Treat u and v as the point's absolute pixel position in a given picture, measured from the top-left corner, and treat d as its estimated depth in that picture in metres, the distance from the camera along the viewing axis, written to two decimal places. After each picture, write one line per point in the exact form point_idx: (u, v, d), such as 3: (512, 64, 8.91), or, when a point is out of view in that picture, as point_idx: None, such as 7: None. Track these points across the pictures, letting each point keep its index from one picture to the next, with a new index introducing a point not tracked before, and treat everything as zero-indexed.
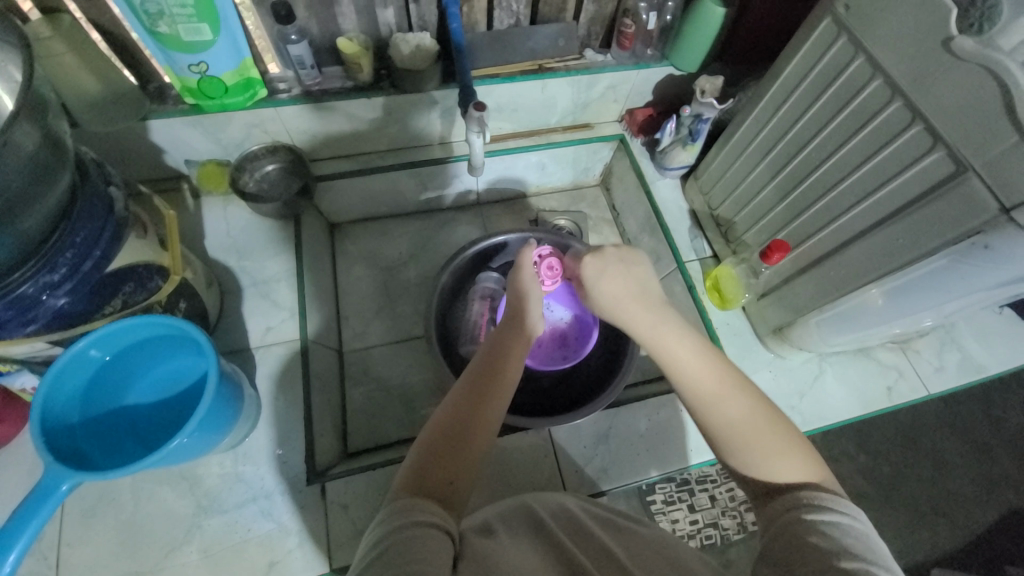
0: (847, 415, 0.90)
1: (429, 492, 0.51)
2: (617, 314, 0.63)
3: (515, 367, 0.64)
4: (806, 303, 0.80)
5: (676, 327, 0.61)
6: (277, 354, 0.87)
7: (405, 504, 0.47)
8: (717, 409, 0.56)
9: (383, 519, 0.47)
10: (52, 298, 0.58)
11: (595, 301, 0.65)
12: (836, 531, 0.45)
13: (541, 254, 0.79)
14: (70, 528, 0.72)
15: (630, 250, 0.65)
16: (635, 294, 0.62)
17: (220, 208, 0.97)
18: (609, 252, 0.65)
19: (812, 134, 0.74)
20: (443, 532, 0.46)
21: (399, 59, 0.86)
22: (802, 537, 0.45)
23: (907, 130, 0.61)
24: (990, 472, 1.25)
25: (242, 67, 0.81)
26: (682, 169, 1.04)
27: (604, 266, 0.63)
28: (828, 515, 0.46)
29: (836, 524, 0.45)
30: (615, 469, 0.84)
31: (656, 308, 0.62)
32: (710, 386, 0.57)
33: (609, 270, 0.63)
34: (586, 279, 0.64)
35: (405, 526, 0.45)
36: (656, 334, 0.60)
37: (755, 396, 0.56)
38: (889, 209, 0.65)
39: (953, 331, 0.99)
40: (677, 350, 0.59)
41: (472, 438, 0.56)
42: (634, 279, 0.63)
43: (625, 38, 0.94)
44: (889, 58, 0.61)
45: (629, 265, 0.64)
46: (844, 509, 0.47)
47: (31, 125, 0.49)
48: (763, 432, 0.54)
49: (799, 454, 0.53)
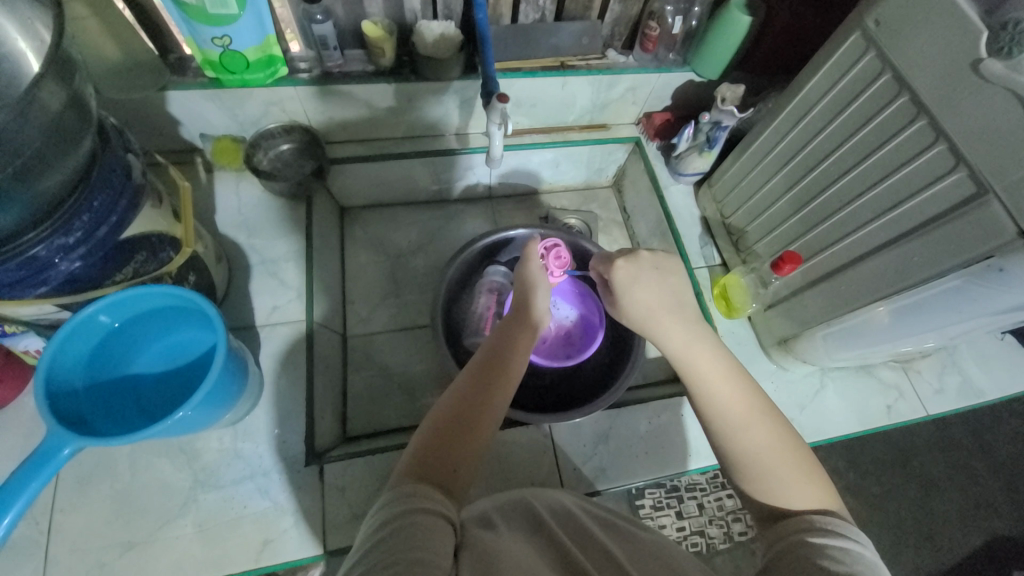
0: (846, 430, 0.90)
1: (433, 479, 0.51)
2: (650, 324, 0.62)
3: (521, 361, 0.64)
4: (814, 316, 0.81)
5: (708, 345, 0.61)
6: (282, 334, 0.87)
7: (409, 490, 0.48)
8: (739, 429, 0.56)
9: (385, 504, 0.47)
10: (65, 262, 0.57)
11: (626, 310, 0.64)
12: (843, 555, 0.45)
13: (547, 245, 0.77)
14: (66, 493, 0.72)
15: (666, 258, 0.64)
16: (670, 307, 0.62)
17: (232, 184, 0.97)
18: (645, 258, 0.63)
19: (832, 148, 0.74)
20: (445, 520, 0.46)
21: (422, 46, 0.86)
22: (812, 558, 0.45)
23: (930, 149, 0.61)
24: (978, 498, 1.26)
25: (266, 44, 0.81)
26: (697, 175, 1.04)
27: (641, 276, 0.62)
28: (839, 540, 0.47)
29: (845, 550, 0.46)
30: (613, 470, 0.84)
31: (690, 323, 0.61)
32: (735, 406, 0.57)
33: (645, 277, 0.62)
34: (617, 285, 0.63)
35: (407, 514, 0.45)
36: (687, 351, 0.60)
37: (777, 421, 0.57)
38: (905, 227, 0.65)
39: (956, 354, 0.99)
40: (706, 368, 0.59)
41: (475, 429, 0.56)
42: (671, 293, 0.62)
43: (648, 41, 0.94)
44: (917, 76, 0.61)
45: (664, 275, 0.63)
46: (852, 535, 0.47)
47: (56, 85, 0.49)
48: (782, 457, 0.54)
49: (814, 481, 0.53)
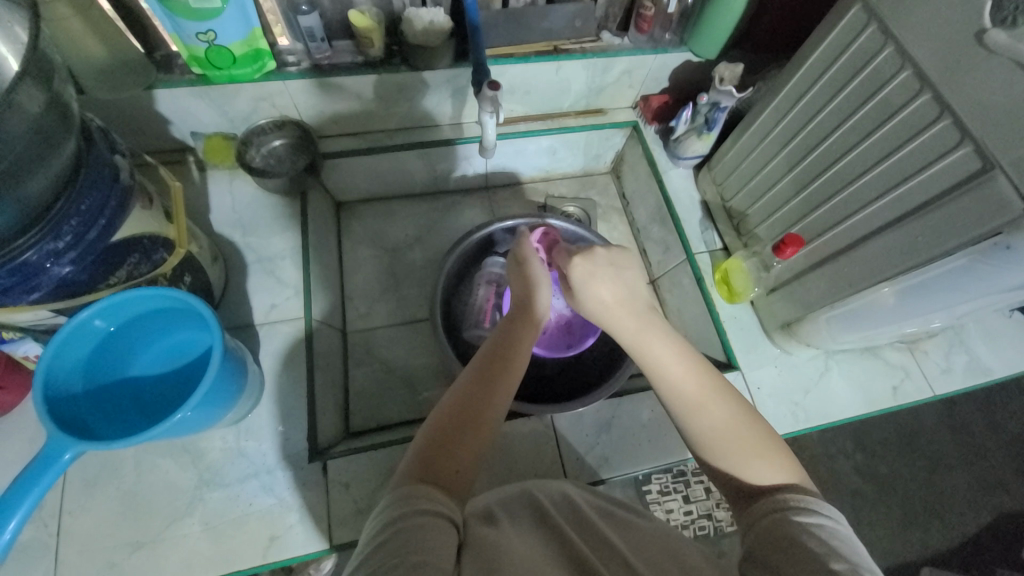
0: (852, 413, 0.89)
1: (436, 480, 0.50)
2: (605, 315, 0.61)
3: (521, 357, 0.63)
4: (817, 300, 0.79)
5: (662, 333, 0.60)
6: (282, 332, 0.86)
7: (410, 492, 0.47)
8: (703, 416, 0.56)
9: (388, 506, 0.47)
10: (57, 266, 0.57)
11: (583, 304, 0.63)
12: (818, 531, 0.45)
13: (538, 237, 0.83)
14: (72, 496, 0.73)
15: (622, 253, 0.64)
16: (624, 297, 0.61)
17: (225, 182, 0.96)
18: (599, 253, 0.63)
19: (835, 124, 0.72)
20: (447, 520, 0.46)
21: (412, 35, 0.83)
22: (792, 536, 0.45)
23: (935, 124, 0.58)
24: (985, 474, 1.25)
25: (251, 38, 0.79)
26: (696, 158, 1.02)
27: (595, 270, 0.61)
28: (815, 517, 0.46)
29: (822, 526, 0.45)
30: (616, 459, 0.83)
31: (643, 312, 0.60)
32: (694, 393, 0.57)
33: (600, 272, 0.61)
34: (574, 282, 0.62)
35: (410, 515, 0.45)
36: (644, 340, 0.59)
37: (737, 403, 0.57)
38: (908, 206, 0.63)
39: (962, 332, 0.98)
40: (663, 356, 0.58)
41: (477, 427, 0.56)
42: (626, 285, 0.62)
43: (643, 22, 0.92)
44: (920, 49, 0.59)
45: (619, 269, 0.62)
46: (827, 512, 0.47)
47: (35, 87, 0.48)
48: (745, 440, 0.54)
49: (780, 459, 0.53)
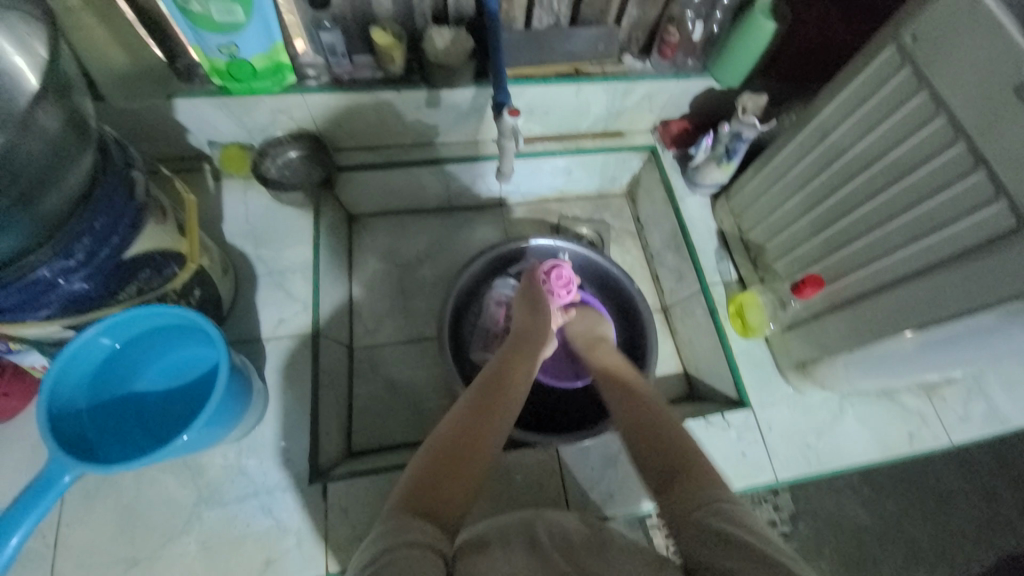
0: (865, 458, 0.87)
1: (428, 511, 0.49)
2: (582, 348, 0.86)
3: (515, 395, 0.65)
4: (835, 342, 0.77)
5: (620, 365, 0.81)
6: (288, 347, 0.86)
7: (399, 522, 0.46)
8: (643, 426, 0.67)
9: (378, 538, 0.45)
10: (67, 283, 0.57)
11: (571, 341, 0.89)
12: (738, 521, 0.49)
13: (548, 268, 0.90)
14: (71, 509, 0.72)
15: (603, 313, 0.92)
16: (595, 338, 0.87)
17: (239, 192, 0.96)
18: (586, 312, 0.91)
19: (863, 166, 0.70)
20: (435, 552, 0.44)
21: (433, 53, 0.83)
22: (703, 517, 0.50)
23: (966, 177, 0.57)
24: (993, 514, 1.22)
25: (273, 52, 0.78)
26: (714, 187, 1.01)
27: (579, 318, 0.90)
28: (726, 505, 0.52)
29: (730, 511, 0.51)
30: (621, 495, 0.82)
31: (609, 351, 0.84)
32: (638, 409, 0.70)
33: (583, 321, 0.90)
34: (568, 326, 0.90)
35: (399, 546, 0.43)
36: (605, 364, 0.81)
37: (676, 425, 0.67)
38: (936, 257, 0.61)
39: (982, 379, 0.95)
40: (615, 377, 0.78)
41: (472, 454, 0.56)
42: (600, 332, 0.88)
43: (666, 47, 0.90)
44: (956, 97, 0.57)
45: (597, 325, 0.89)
46: (736, 502, 0.52)
47: (54, 105, 0.49)
48: (677, 446, 0.62)
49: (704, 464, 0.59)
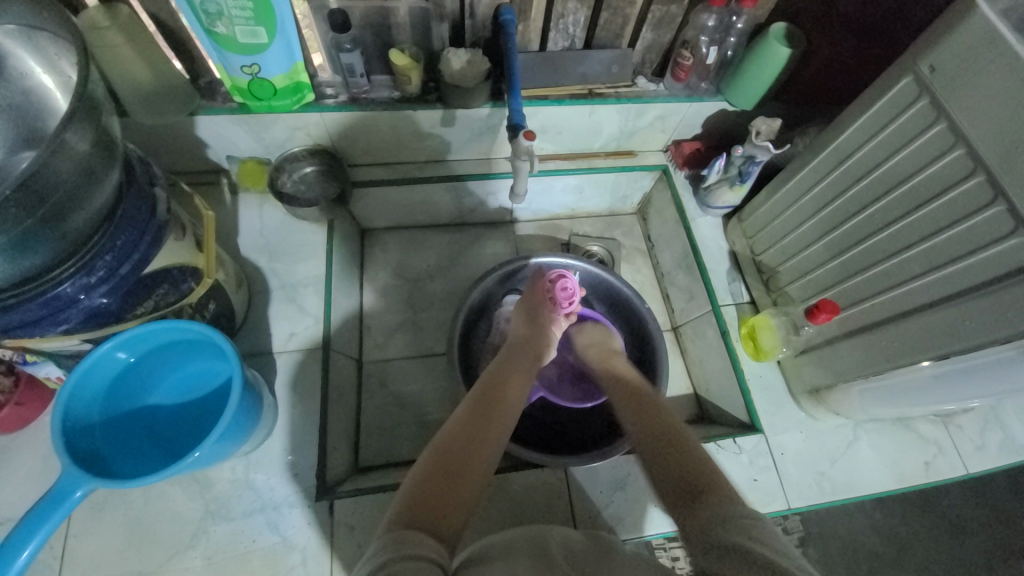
0: (880, 486, 0.85)
1: (427, 525, 0.48)
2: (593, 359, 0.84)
3: (512, 407, 0.65)
4: (850, 368, 0.76)
5: (632, 374, 0.78)
6: (298, 361, 0.86)
7: (396, 535, 0.46)
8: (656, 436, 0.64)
9: (377, 550, 0.45)
10: (89, 299, 0.57)
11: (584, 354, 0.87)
12: (766, 539, 0.46)
13: (553, 279, 0.86)
14: (79, 520, 0.72)
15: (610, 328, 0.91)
16: (606, 349, 0.85)
17: (255, 205, 0.97)
18: (593, 327, 0.91)
19: (879, 193, 0.69)
20: (434, 564, 0.44)
21: (449, 74, 0.84)
22: (726, 532, 0.47)
23: (988, 208, 0.56)
24: (1010, 544, 1.19)
25: (294, 72, 0.80)
26: (726, 208, 1.01)
27: (586, 329, 0.90)
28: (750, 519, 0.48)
29: (756, 526, 0.47)
30: (631, 519, 0.80)
31: (620, 362, 0.82)
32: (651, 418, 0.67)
33: (590, 334, 0.89)
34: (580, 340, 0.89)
35: (399, 559, 0.43)
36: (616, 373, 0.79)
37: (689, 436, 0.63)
38: (956, 288, 0.60)
39: (999, 408, 0.93)
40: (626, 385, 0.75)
41: (470, 466, 0.55)
42: (609, 345, 0.87)
43: (680, 70, 0.90)
44: (976, 129, 0.57)
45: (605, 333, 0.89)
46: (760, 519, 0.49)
47: (84, 126, 0.50)
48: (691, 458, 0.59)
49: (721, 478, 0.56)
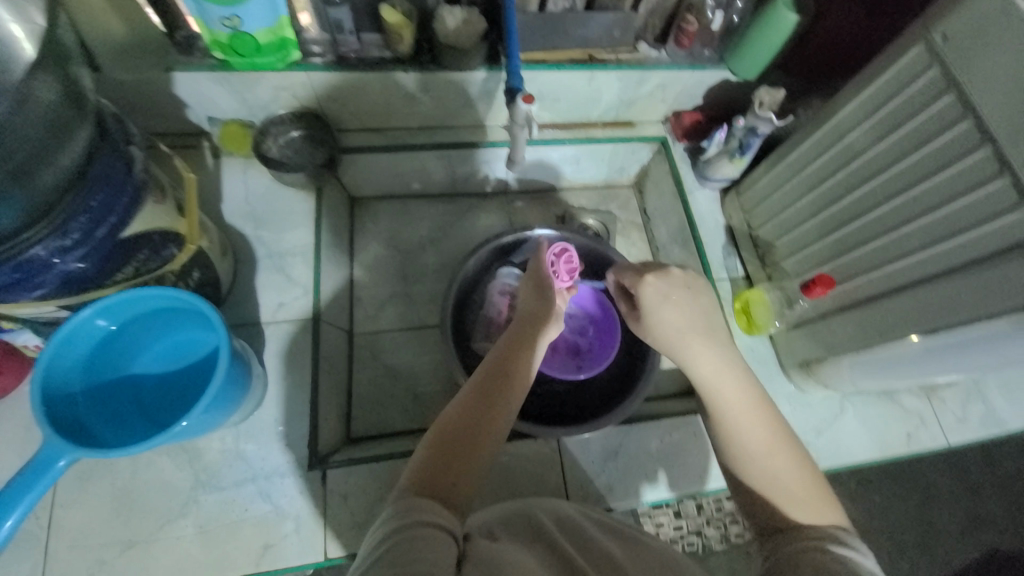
0: (863, 457, 0.87)
1: (436, 493, 0.49)
2: (678, 345, 0.61)
3: (524, 375, 0.61)
4: (841, 343, 0.77)
5: (736, 372, 0.59)
6: (288, 332, 0.84)
7: (410, 502, 0.46)
8: (762, 462, 0.54)
9: (389, 516, 0.45)
10: (64, 262, 0.54)
11: (653, 327, 0.63)
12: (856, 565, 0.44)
13: (556, 250, 0.84)
14: (65, 490, 0.71)
15: (698, 278, 0.64)
16: (699, 327, 0.61)
17: (239, 170, 0.93)
18: (676, 277, 0.64)
19: (882, 166, 0.68)
20: (445, 531, 0.45)
21: (444, 35, 0.80)
22: (818, 559, 0.45)
23: (991, 181, 0.55)
24: (979, 512, 1.24)
25: (278, 27, 0.75)
26: (725, 181, 0.99)
27: (669, 295, 0.62)
28: (845, 548, 0.46)
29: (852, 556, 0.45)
30: (622, 487, 0.82)
31: (717, 346, 0.60)
32: (760, 440, 0.55)
33: (674, 297, 0.62)
34: (645, 303, 0.63)
35: (410, 526, 0.43)
36: (717, 375, 0.59)
37: (800, 453, 0.55)
38: (952, 262, 0.60)
39: (982, 382, 0.95)
40: (730, 392, 0.58)
41: (479, 442, 0.54)
42: (700, 314, 0.62)
43: (684, 36, 0.87)
44: (985, 99, 0.55)
45: (696, 295, 0.62)
46: (858, 546, 0.47)
47: (53, 76, 0.48)
48: (802, 490, 0.52)
49: (829, 505, 0.52)
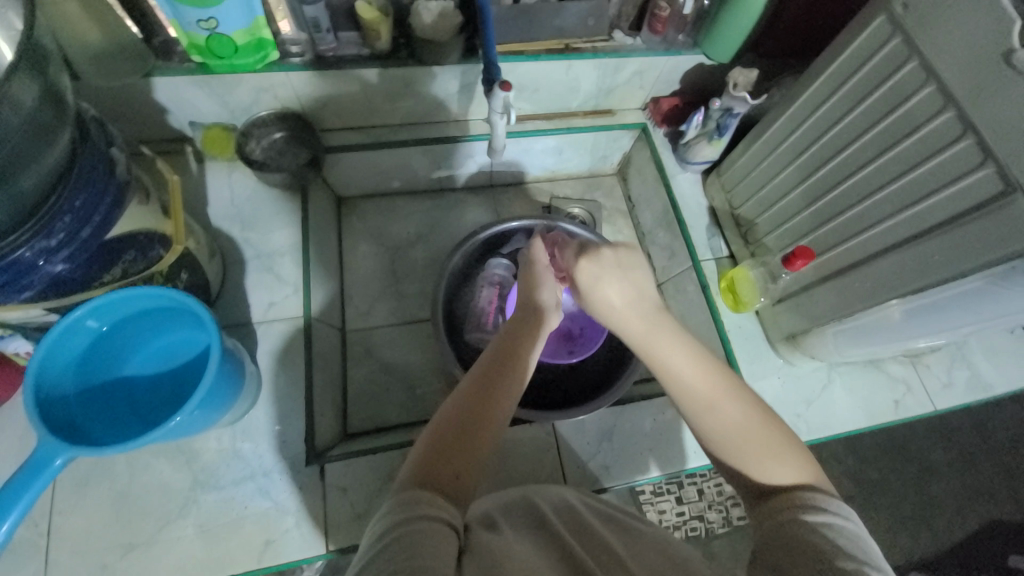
0: (854, 426, 0.89)
1: (437, 484, 0.49)
2: (612, 317, 0.59)
3: (524, 367, 0.60)
4: (825, 313, 0.79)
5: (673, 334, 0.57)
6: (279, 331, 0.85)
7: (410, 496, 0.46)
8: (711, 415, 0.55)
9: (388, 511, 0.46)
10: (49, 264, 0.55)
11: (591, 304, 0.60)
12: (836, 536, 0.44)
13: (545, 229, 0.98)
14: (63, 496, 0.71)
15: (628, 252, 0.59)
16: (630, 299, 0.58)
17: (224, 174, 0.93)
18: (607, 255, 0.59)
19: (853, 137, 0.70)
20: (445, 523, 0.45)
21: (419, 28, 0.80)
22: (799, 535, 0.45)
23: (957, 143, 0.57)
24: (973, 481, 1.26)
25: (255, 27, 0.75)
26: (705, 164, 1.01)
27: (601, 273, 0.58)
28: (821, 515, 0.47)
29: (829, 525, 0.45)
30: (617, 468, 0.83)
31: (648, 311, 0.58)
32: (703, 393, 0.55)
33: (606, 275, 0.58)
34: (581, 285, 0.60)
35: (410, 520, 0.44)
36: (650, 338, 0.57)
37: (748, 400, 0.55)
38: (925, 224, 0.62)
39: (965, 347, 0.98)
40: (666, 353, 0.56)
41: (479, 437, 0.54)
42: (634, 285, 0.58)
43: (657, 22, 0.89)
44: (945, 64, 0.57)
45: (626, 269, 0.58)
46: (837, 510, 0.47)
47: (30, 78, 0.46)
48: (753, 439, 0.53)
49: (790, 454, 0.52)
